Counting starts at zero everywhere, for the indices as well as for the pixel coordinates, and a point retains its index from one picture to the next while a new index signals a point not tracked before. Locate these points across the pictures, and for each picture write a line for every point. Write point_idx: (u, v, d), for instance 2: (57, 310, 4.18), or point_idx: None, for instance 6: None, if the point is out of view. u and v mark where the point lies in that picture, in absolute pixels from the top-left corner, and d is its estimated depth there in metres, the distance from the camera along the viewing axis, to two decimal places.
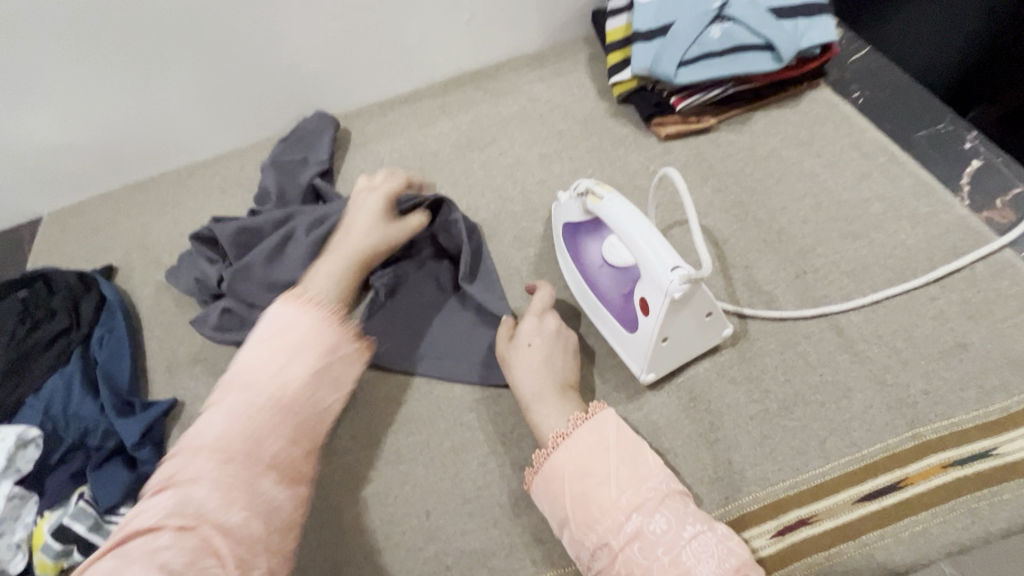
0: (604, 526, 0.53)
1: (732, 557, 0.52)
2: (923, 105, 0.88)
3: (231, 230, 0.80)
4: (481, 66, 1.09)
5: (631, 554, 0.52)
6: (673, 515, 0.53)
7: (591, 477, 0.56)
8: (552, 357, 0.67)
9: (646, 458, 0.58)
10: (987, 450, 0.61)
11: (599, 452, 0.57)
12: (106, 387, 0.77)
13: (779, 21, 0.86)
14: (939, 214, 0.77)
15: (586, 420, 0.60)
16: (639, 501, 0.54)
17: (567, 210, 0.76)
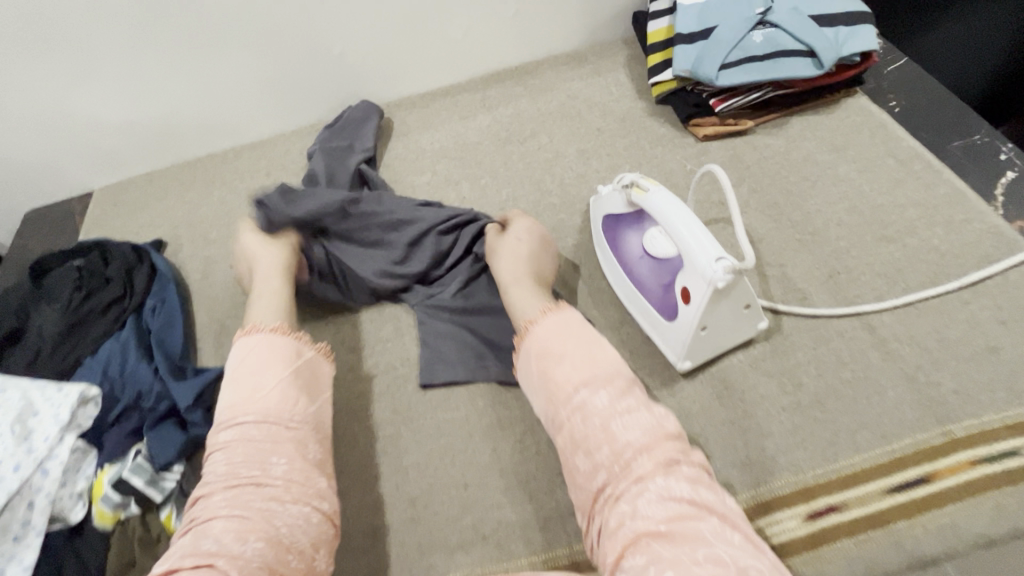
0: (558, 398, 0.58)
1: (664, 432, 0.55)
2: (958, 117, 0.90)
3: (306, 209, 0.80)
4: (521, 62, 1.12)
5: (576, 424, 0.57)
6: (614, 393, 0.57)
7: (551, 357, 0.61)
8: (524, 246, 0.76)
9: (605, 350, 0.61)
10: (1016, 448, 0.62)
11: (562, 336, 0.62)
12: (159, 352, 0.80)
13: (821, 29, 0.88)
14: (973, 222, 0.79)
15: (554, 312, 0.64)
16: (590, 378, 0.58)
17: (608, 202, 0.78)
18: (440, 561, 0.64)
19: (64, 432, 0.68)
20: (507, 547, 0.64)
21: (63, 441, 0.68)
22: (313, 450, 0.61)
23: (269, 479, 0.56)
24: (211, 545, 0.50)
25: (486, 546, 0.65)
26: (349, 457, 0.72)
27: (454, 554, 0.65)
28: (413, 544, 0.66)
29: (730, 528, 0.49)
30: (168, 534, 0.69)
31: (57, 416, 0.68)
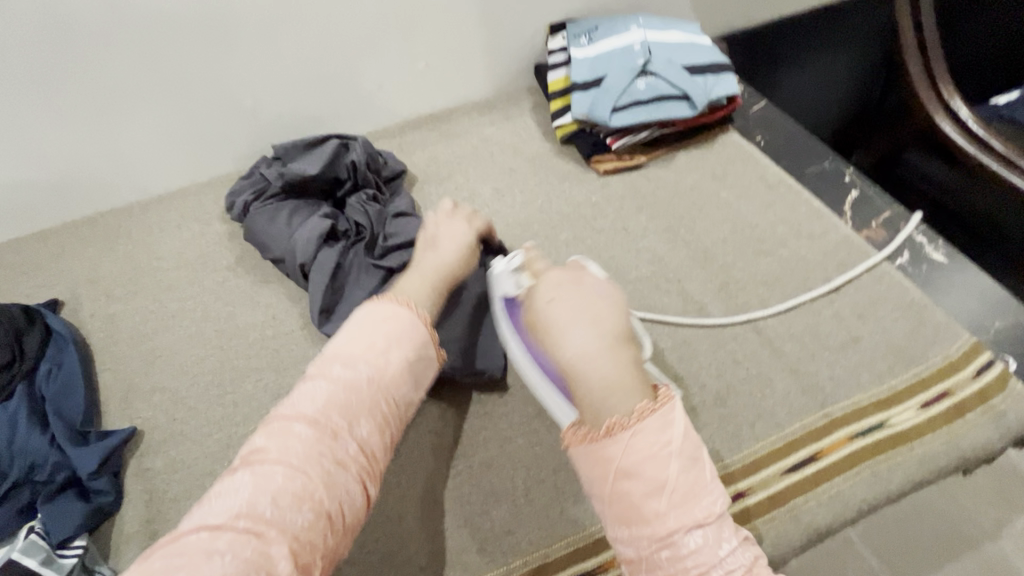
0: (642, 526, 0.52)
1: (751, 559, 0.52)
2: (810, 148, 1.07)
3: (298, 173, 0.94)
4: (435, 111, 1.19)
5: (667, 555, 0.51)
6: (711, 533, 0.51)
7: (644, 479, 0.52)
8: (585, 308, 0.61)
9: (702, 469, 0.54)
10: (882, 422, 0.72)
11: (663, 457, 0.52)
12: (56, 419, 0.74)
13: (692, 77, 1.02)
14: (830, 233, 0.92)
15: (654, 411, 0.54)
16: (689, 518, 0.51)
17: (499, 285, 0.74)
18: None
19: None
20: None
21: None
22: (412, 384, 0.64)
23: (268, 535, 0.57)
24: (337, 403, 0.58)
25: None
26: None
27: None
28: None
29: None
30: None
31: None
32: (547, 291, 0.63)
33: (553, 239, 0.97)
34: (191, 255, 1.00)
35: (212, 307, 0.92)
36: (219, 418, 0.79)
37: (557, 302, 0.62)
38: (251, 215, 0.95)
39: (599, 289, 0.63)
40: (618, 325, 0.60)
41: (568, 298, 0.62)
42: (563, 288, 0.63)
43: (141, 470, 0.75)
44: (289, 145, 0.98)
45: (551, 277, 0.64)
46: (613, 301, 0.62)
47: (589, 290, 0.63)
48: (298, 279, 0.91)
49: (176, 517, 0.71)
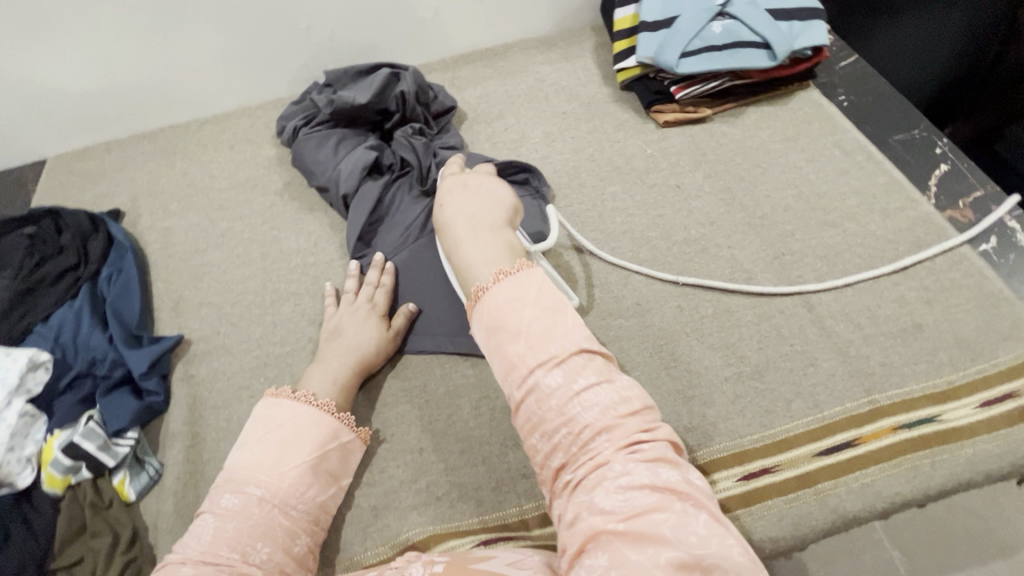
0: (513, 373, 0.54)
1: (626, 406, 0.52)
2: (900, 112, 0.96)
3: (347, 100, 0.93)
4: (491, 46, 1.14)
5: (534, 399, 0.52)
6: (572, 367, 0.53)
7: (504, 330, 0.55)
8: (469, 202, 0.67)
9: (565, 317, 0.55)
10: (932, 415, 0.67)
11: (518, 307, 0.55)
12: (114, 321, 0.79)
13: (776, 22, 0.91)
14: (907, 209, 0.84)
15: (510, 275, 0.58)
16: (547, 356, 0.53)
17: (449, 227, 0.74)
18: (393, 522, 0.67)
19: (11, 396, 0.68)
20: (459, 509, 0.67)
21: (11, 406, 0.68)
22: None
23: (246, 565, 0.54)
24: None
25: (439, 507, 0.67)
26: None
27: (409, 514, 0.67)
28: (367, 507, 0.68)
29: (697, 510, 0.48)
30: (120, 500, 0.69)
31: (5, 380, 0.68)
32: (441, 200, 0.69)
33: (601, 190, 0.92)
34: (241, 177, 1.02)
35: (258, 229, 0.94)
36: (259, 336, 0.83)
37: (448, 203, 0.68)
38: (298, 142, 0.95)
39: (485, 190, 0.69)
40: (496, 212, 0.67)
41: (456, 198, 0.68)
42: (452, 189, 0.70)
43: (187, 376, 0.80)
44: (338, 71, 0.96)
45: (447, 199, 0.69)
46: (495, 203, 0.68)
47: (475, 188, 0.69)
48: (340, 210, 0.91)
49: (215, 423, 0.76)
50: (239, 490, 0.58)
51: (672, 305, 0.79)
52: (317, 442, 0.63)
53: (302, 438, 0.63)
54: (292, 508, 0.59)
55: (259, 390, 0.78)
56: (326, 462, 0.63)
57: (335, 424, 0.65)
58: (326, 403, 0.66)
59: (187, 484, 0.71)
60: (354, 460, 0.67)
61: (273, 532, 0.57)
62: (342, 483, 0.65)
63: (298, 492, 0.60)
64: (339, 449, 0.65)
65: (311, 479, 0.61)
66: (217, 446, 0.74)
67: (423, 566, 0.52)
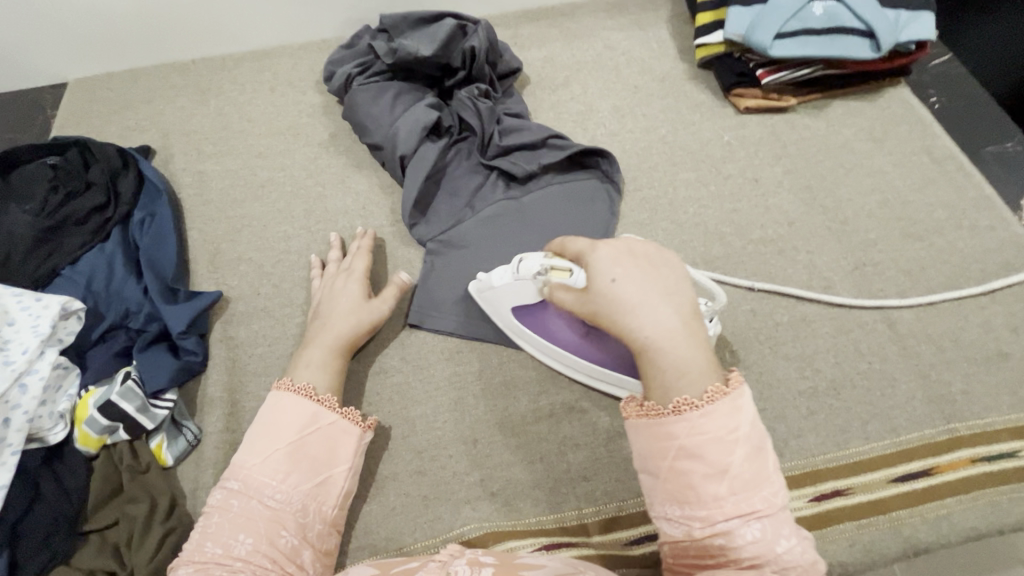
0: (693, 504, 0.43)
1: (810, 559, 0.43)
2: (995, 121, 0.90)
3: (409, 51, 0.85)
4: (558, 4, 1.05)
5: (715, 541, 0.43)
6: (769, 521, 0.42)
7: (703, 459, 0.43)
8: (655, 285, 0.47)
9: (768, 461, 0.44)
10: (1013, 450, 0.65)
11: (728, 446, 0.43)
12: (149, 271, 0.73)
13: (883, 10, 0.84)
14: (998, 229, 0.79)
15: (718, 398, 0.44)
16: (745, 501, 0.42)
17: (505, 296, 0.64)
18: (445, 515, 0.64)
19: (44, 346, 0.63)
20: (515, 506, 0.64)
21: (43, 356, 0.63)
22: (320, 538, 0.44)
23: (229, 560, 0.51)
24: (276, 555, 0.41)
25: (494, 503, 0.64)
26: (353, 403, 0.69)
27: (462, 506, 0.64)
28: (418, 496, 0.65)
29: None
30: (158, 464, 0.65)
31: (35, 329, 0.62)
32: (595, 279, 0.49)
33: (673, 176, 0.86)
34: (282, 124, 0.94)
35: (302, 184, 0.88)
36: (302, 301, 0.78)
37: (616, 283, 0.47)
38: (351, 92, 0.88)
39: (654, 257, 0.49)
40: (688, 301, 0.47)
41: (638, 282, 0.47)
42: (620, 266, 0.48)
43: (225, 337, 0.75)
44: (400, 17, 0.88)
45: (599, 245, 0.51)
46: (669, 267, 0.48)
47: (648, 265, 0.48)
48: (394, 171, 0.84)
49: (256, 391, 0.71)
50: (222, 485, 0.56)
51: (745, 308, 0.74)
52: (294, 427, 0.59)
53: (280, 423, 0.59)
54: (269, 497, 0.55)
55: None
56: (306, 448, 0.59)
57: (314, 407, 0.60)
58: (305, 387, 0.62)
59: (227, 454, 0.68)
60: (348, 444, 0.61)
61: (251, 524, 0.54)
62: (334, 469, 0.60)
63: (274, 481, 0.56)
64: (323, 433, 0.60)
65: (289, 467, 0.57)
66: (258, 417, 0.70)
67: (469, 567, 0.47)
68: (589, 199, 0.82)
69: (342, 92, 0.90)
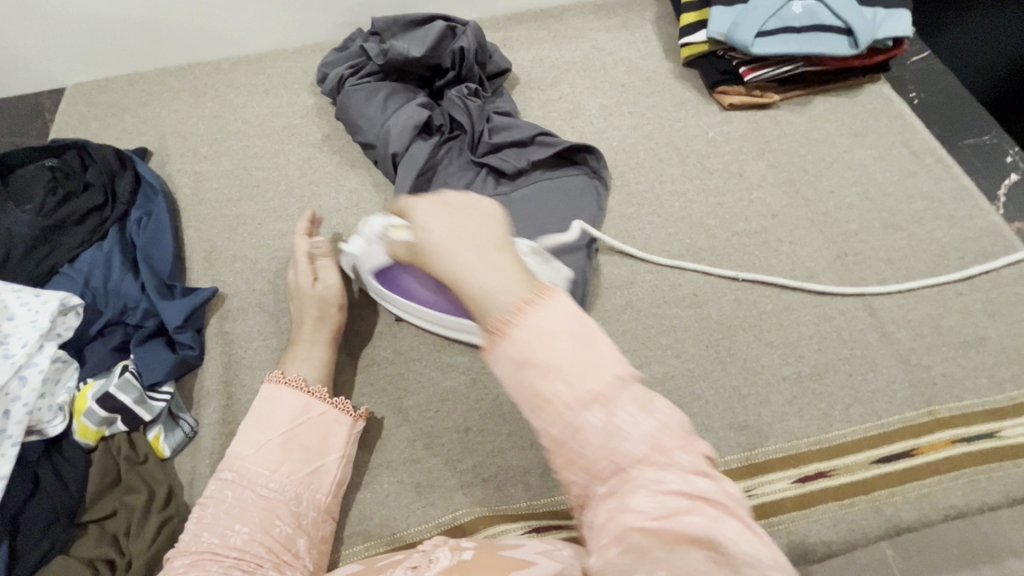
0: (545, 418, 0.36)
1: (675, 440, 0.36)
2: (973, 115, 0.92)
3: (400, 52, 0.87)
4: (547, 6, 1.07)
5: (573, 446, 0.36)
6: (612, 401, 0.35)
7: (534, 365, 0.36)
8: (458, 222, 0.43)
9: (597, 346, 0.37)
10: (992, 431, 0.67)
11: (548, 342, 0.36)
12: (146, 268, 0.75)
13: (860, 8, 0.87)
14: (976, 219, 0.81)
15: (530, 301, 0.38)
16: (583, 390, 0.35)
17: (365, 259, 0.68)
18: (438, 501, 0.65)
19: (43, 340, 0.64)
20: (507, 491, 0.65)
21: (43, 349, 0.64)
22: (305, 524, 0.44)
23: (225, 548, 0.53)
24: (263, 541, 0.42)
25: (486, 489, 0.65)
26: (348, 394, 0.71)
27: (455, 493, 0.65)
28: (412, 483, 0.66)
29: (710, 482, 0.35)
30: (156, 455, 0.66)
31: (34, 323, 0.64)
32: (414, 219, 0.44)
33: (659, 171, 0.88)
34: (276, 125, 0.96)
35: (296, 183, 0.89)
36: None
37: (423, 225, 0.44)
38: (343, 92, 0.90)
39: (468, 203, 0.45)
40: (496, 229, 0.43)
41: (438, 217, 0.44)
42: (427, 210, 0.44)
43: (221, 332, 0.76)
44: (392, 19, 0.90)
45: (419, 198, 0.46)
46: (474, 210, 0.44)
47: (457, 206, 0.44)
48: (386, 169, 0.86)
49: (252, 384, 0.73)
50: (216, 476, 0.57)
51: (730, 298, 0.76)
52: (286, 418, 0.60)
53: (271, 415, 0.60)
54: (263, 486, 0.56)
55: None
56: (299, 438, 0.60)
57: (305, 397, 0.61)
58: (296, 378, 0.63)
59: (224, 445, 0.69)
60: (339, 434, 0.62)
61: (245, 514, 0.55)
62: (327, 458, 0.61)
63: (267, 471, 0.57)
64: (314, 422, 0.61)
65: (282, 457, 0.58)
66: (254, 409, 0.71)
67: (450, 551, 0.48)
68: (578, 194, 0.84)
69: (335, 92, 0.92)
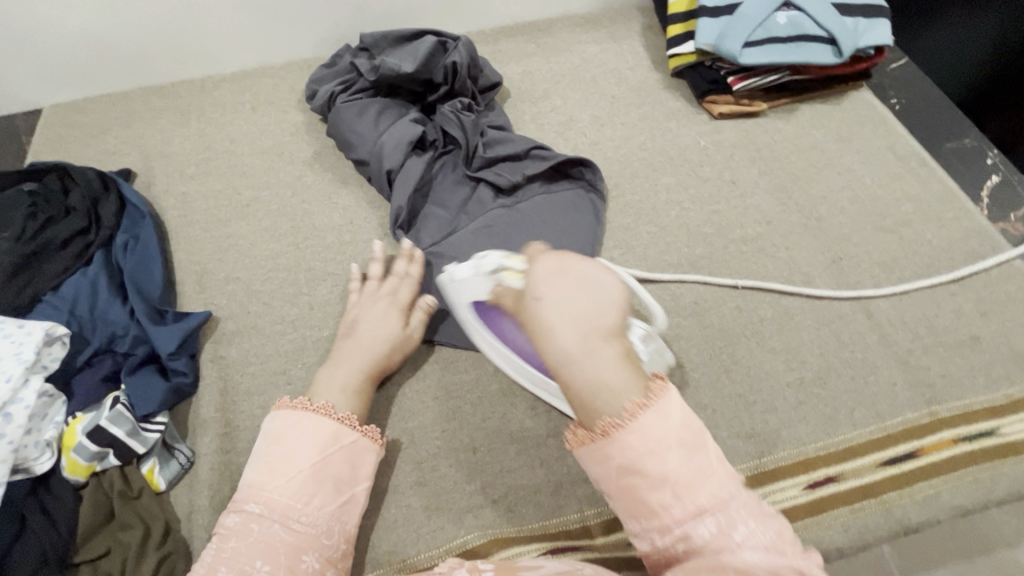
0: (649, 519, 0.44)
1: (784, 539, 0.42)
2: (953, 119, 0.95)
3: (392, 67, 0.86)
4: (534, 19, 1.08)
5: (685, 556, 0.42)
6: (724, 518, 0.42)
7: (640, 473, 0.43)
8: (569, 301, 0.46)
9: (705, 456, 0.44)
10: (991, 429, 0.68)
11: (660, 452, 0.43)
12: (135, 293, 0.72)
13: (842, 17, 0.89)
14: (963, 220, 0.83)
15: (647, 408, 0.44)
16: (689, 508, 0.42)
17: (467, 288, 0.64)
18: (448, 524, 0.63)
19: (29, 374, 0.61)
20: (518, 511, 0.64)
21: (28, 384, 0.62)
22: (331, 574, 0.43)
23: None
24: None
25: (496, 509, 0.64)
26: None
27: (465, 515, 0.64)
28: (420, 507, 0.64)
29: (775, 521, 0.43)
30: (151, 490, 0.64)
31: (19, 355, 0.61)
32: (529, 287, 0.49)
33: (653, 181, 0.89)
34: (265, 143, 0.94)
35: (288, 202, 0.88)
36: (293, 318, 0.77)
37: (530, 281, 0.49)
38: (334, 108, 0.89)
39: (592, 278, 0.48)
40: (607, 317, 0.46)
41: (554, 292, 0.47)
42: (533, 268, 0.50)
43: (216, 357, 0.74)
44: (383, 35, 0.89)
45: (541, 257, 0.50)
46: (603, 294, 0.47)
47: (580, 285, 0.47)
48: (380, 186, 0.85)
49: (250, 411, 0.70)
50: (239, 508, 0.55)
51: (731, 305, 0.77)
52: (316, 449, 0.58)
53: (306, 446, 0.58)
54: (294, 521, 0.54)
55: (296, 376, 0.73)
56: (329, 469, 0.58)
57: (336, 426, 0.60)
58: (324, 406, 0.61)
59: (223, 476, 0.66)
60: (368, 462, 0.61)
61: (272, 550, 0.53)
62: (355, 489, 0.60)
63: (299, 504, 0.55)
64: (345, 452, 0.60)
65: (313, 489, 0.56)
66: (253, 436, 0.69)
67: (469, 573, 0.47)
68: (576, 203, 0.84)
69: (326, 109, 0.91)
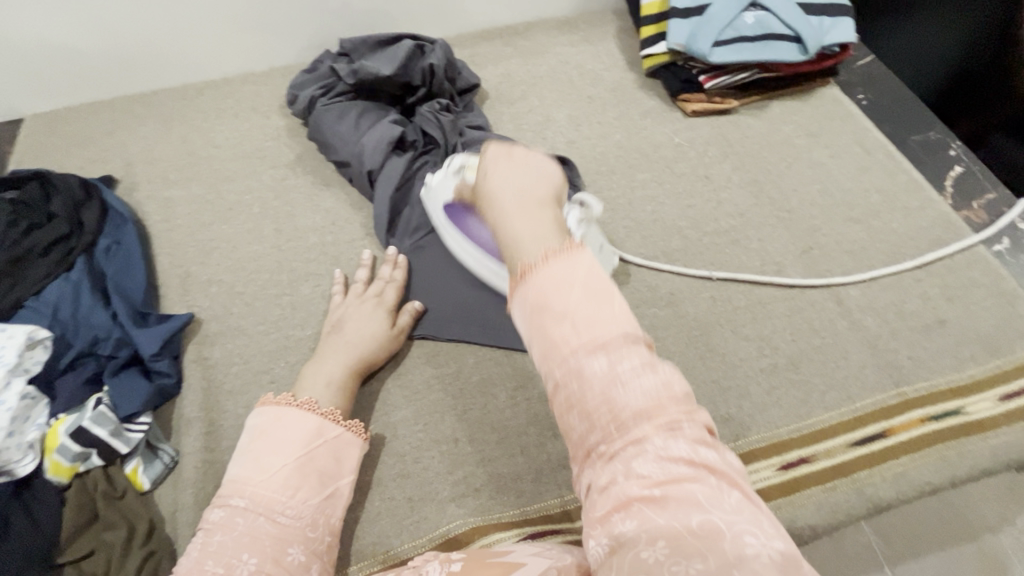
0: (554, 356, 0.42)
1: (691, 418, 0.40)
2: (917, 113, 0.98)
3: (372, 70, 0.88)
4: (512, 23, 1.10)
5: (575, 389, 0.41)
6: (619, 353, 0.41)
7: (550, 310, 0.42)
8: (511, 176, 0.51)
9: (613, 306, 0.43)
10: (957, 408, 0.70)
11: (565, 291, 0.42)
12: (117, 297, 0.73)
13: (807, 17, 0.92)
14: (928, 209, 0.86)
15: (558, 256, 0.44)
16: (596, 339, 0.41)
17: (441, 189, 0.73)
18: (431, 515, 0.64)
19: (10, 376, 0.62)
20: (500, 500, 0.65)
21: (10, 386, 0.62)
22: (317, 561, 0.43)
23: None
24: None
25: (479, 499, 0.65)
26: None
27: (447, 505, 0.65)
28: (403, 499, 0.65)
29: (729, 489, 0.38)
30: (134, 489, 0.65)
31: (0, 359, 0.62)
32: (480, 169, 0.54)
33: (629, 177, 0.91)
34: (248, 148, 0.95)
35: (271, 204, 0.89)
36: (276, 318, 0.78)
37: (491, 177, 0.52)
38: (315, 111, 0.90)
39: (530, 160, 0.53)
40: (544, 189, 0.51)
41: (522, 222, 0.47)
42: (494, 161, 0.53)
43: (200, 358, 0.75)
44: (362, 39, 0.91)
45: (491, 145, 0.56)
46: (539, 171, 0.52)
47: (519, 162, 0.53)
48: (362, 186, 0.87)
49: (234, 409, 0.71)
50: (224, 503, 0.56)
51: (706, 295, 0.79)
52: (301, 443, 0.59)
53: (290, 440, 0.59)
54: (279, 514, 0.55)
55: (280, 375, 0.74)
56: (314, 462, 0.59)
57: (319, 420, 0.61)
58: (307, 401, 0.63)
59: (207, 474, 0.67)
60: (352, 456, 0.62)
61: (258, 543, 0.53)
62: (340, 483, 0.61)
63: (284, 497, 0.56)
64: (329, 446, 0.61)
65: (298, 482, 0.57)
66: (237, 434, 0.69)
67: (440, 564, 0.49)
68: None
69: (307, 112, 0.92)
